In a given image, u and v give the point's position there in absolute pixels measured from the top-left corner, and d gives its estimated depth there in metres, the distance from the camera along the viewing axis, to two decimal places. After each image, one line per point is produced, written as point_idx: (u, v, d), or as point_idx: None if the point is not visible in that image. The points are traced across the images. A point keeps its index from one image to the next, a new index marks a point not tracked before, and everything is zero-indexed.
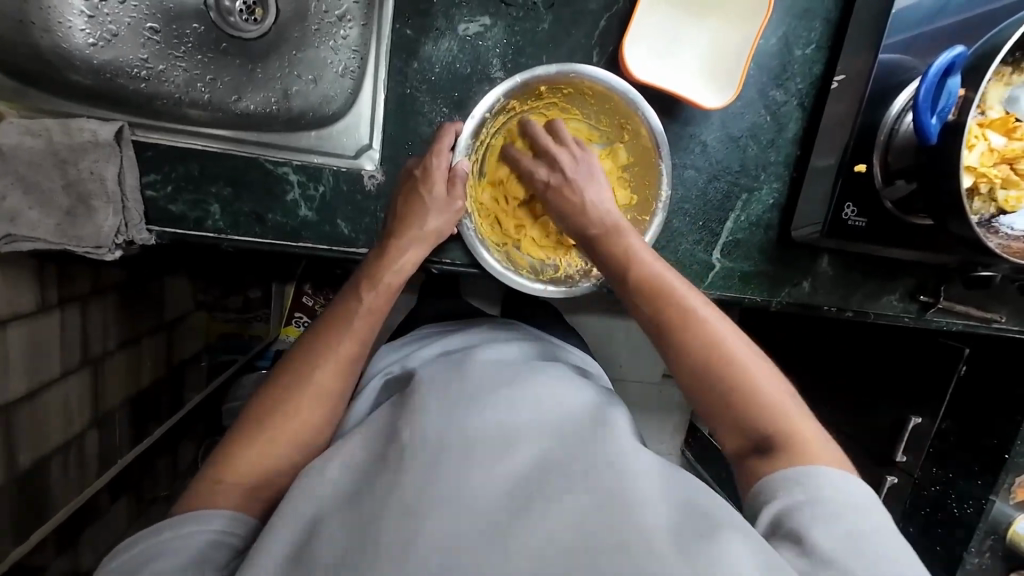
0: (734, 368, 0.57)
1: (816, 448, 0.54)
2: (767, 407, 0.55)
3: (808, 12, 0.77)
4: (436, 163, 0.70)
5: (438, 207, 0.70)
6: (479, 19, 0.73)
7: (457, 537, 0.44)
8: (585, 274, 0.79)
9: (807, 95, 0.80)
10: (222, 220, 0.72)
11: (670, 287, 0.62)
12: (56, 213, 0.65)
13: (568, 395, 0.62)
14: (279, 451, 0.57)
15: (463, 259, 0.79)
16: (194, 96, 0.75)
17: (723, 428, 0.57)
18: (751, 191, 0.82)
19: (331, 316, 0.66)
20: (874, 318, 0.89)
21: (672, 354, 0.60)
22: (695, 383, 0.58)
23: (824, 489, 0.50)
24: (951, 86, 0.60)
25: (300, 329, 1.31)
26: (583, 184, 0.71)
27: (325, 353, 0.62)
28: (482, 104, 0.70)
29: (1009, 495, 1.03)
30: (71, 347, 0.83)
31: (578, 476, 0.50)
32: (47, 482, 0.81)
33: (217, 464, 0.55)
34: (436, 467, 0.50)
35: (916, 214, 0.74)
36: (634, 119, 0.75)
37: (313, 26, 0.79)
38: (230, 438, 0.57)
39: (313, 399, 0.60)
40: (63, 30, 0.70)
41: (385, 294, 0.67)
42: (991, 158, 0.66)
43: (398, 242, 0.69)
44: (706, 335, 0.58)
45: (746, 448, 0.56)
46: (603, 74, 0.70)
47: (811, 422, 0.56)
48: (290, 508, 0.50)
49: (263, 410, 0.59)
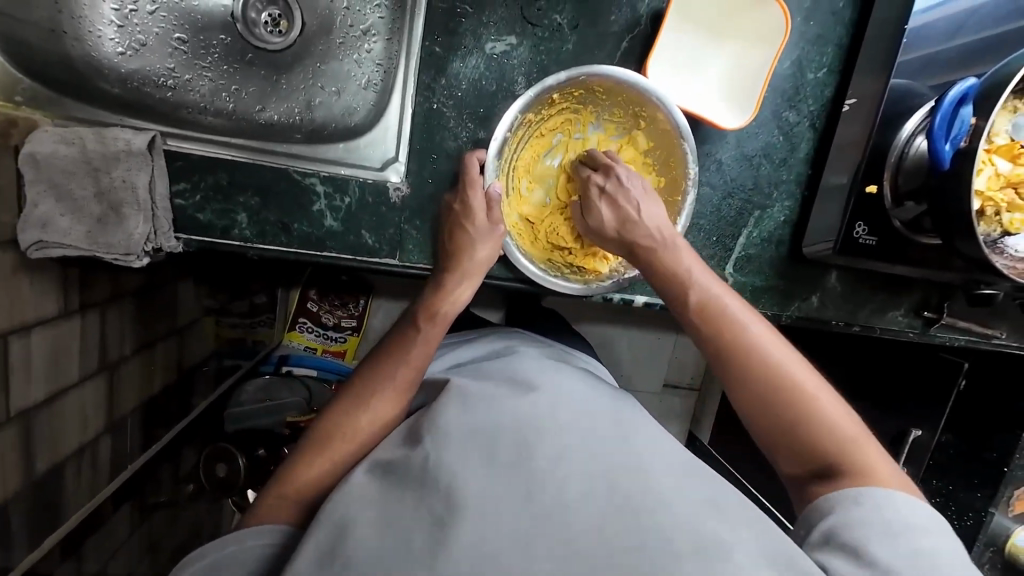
0: (789, 393, 0.58)
1: (880, 471, 0.54)
2: (828, 435, 0.56)
3: (821, 37, 0.80)
4: (473, 197, 0.73)
5: (485, 236, 0.74)
6: (506, 39, 0.75)
7: (483, 538, 0.45)
8: (626, 265, 0.81)
9: (818, 117, 0.82)
10: (248, 229, 0.73)
11: (724, 306, 0.64)
12: (87, 219, 0.66)
13: (592, 398, 0.63)
14: (337, 467, 0.61)
15: (498, 272, 0.81)
16: (219, 105, 0.77)
17: (781, 452, 0.58)
18: (764, 208, 0.84)
19: (392, 345, 0.71)
20: (880, 333, 0.91)
21: (727, 379, 0.62)
22: (749, 405, 0.60)
23: (883, 505, 0.50)
24: (963, 115, 0.64)
25: (307, 336, 1.35)
26: (638, 195, 0.73)
27: (386, 378, 0.67)
28: (502, 124, 0.73)
29: (1008, 508, 1.05)
30: (90, 351, 0.83)
31: (599, 472, 0.51)
32: (61, 487, 0.81)
33: (279, 480, 0.60)
34: (458, 469, 0.51)
35: (926, 233, 0.77)
36: (650, 105, 0.75)
37: (338, 39, 0.80)
38: (294, 457, 0.62)
39: (373, 421, 0.64)
40: (94, 40, 0.71)
41: (441, 325, 0.72)
42: (997, 182, 0.69)
43: (451, 275, 0.73)
44: (757, 362, 0.60)
45: (804, 474, 0.57)
46: (612, 71, 0.71)
47: (879, 453, 0.55)
48: (326, 515, 0.51)
49: (328, 429, 0.63)
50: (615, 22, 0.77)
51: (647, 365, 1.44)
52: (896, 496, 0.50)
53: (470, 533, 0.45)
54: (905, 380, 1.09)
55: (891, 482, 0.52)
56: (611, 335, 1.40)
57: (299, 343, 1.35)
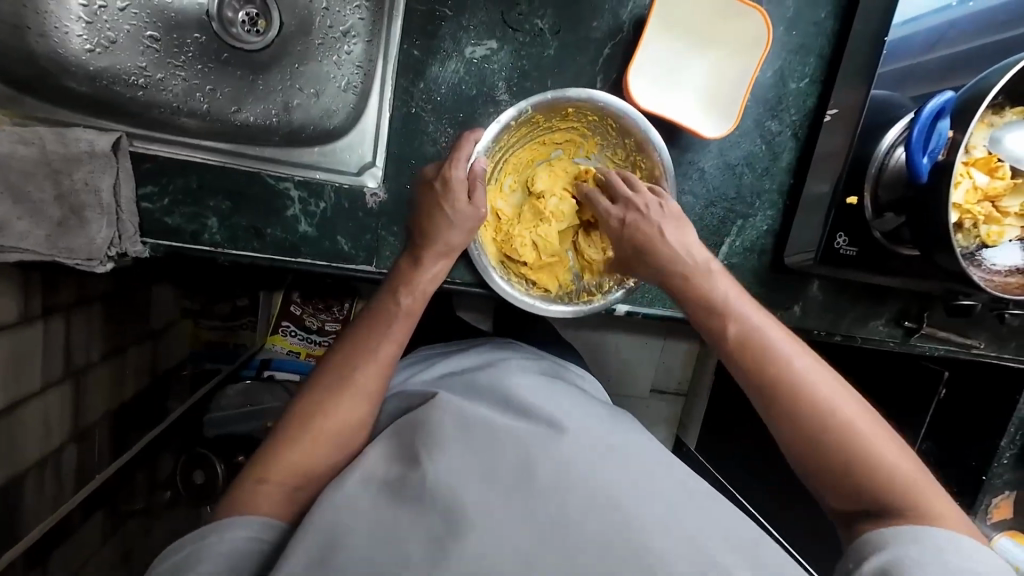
0: (837, 432, 0.56)
1: (936, 509, 0.53)
2: (881, 476, 0.54)
3: (803, 47, 0.80)
4: (456, 175, 0.70)
5: (462, 221, 0.70)
6: (486, 43, 0.74)
7: (484, 560, 0.45)
8: (568, 298, 0.81)
9: (800, 127, 0.82)
10: (219, 234, 0.71)
11: (769, 341, 0.60)
12: (46, 223, 0.63)
13: (588, 415, 0.61)
14: (324, 451, 0.58)
15: (463, 278, 0.79)
16: (192, 106, 0.74)
17: (832, 493, 0.57)
18: (746, 217, 0.84)
19: (369, 320, 0.67)
20: (861, 342, 0.91)
21: (773, 420, 0.59)
22: (800, 450, 0.57)
23: (944, 547, 0.49)
24: (941, 128, 0.64)
25: (289, 339, 1.28)
26: (667, 222, 0.70)
27: (364, 355, 0.64)
28: (508, 112, 0.72)
29: (986, 515, 1.06)
30: (54, 358, 0.80)
31: (601, 495, 0.49)
32: (22, 499, 0.78)
33: (257, 467, 0.56)
34: (454, 484, 0.49)
35: (902, 244, 0.77)
36: (651, 161, 0.77)
37: (317, 40, 0.78)
38: (274, 442, 0.58)
39: (355, 398, 0.61)
40: (60, 36, 0.69)
41: (419, 298, 0.68)
42: (974, 196, 0.70)
43: (424, 254, 0.69)
44: (807, 403, 0.57)
45: (853, 510, 0.56)
46: (632, 111, 0.73)
47: (930, 484, 0.54)
48: (313, 523, 0.49)
49: (307, 410, 0.60)
50: (597, 28, 0.76)
51: (633, 371, 1.44)
52: (963, 542, 0.49)
53: (467, 555, 0.45)
54: (887, 388, 1.09)
55: (946, 519, 0.52)
56: (597, 341, 1.39)
57: (281, 347, 1.29)
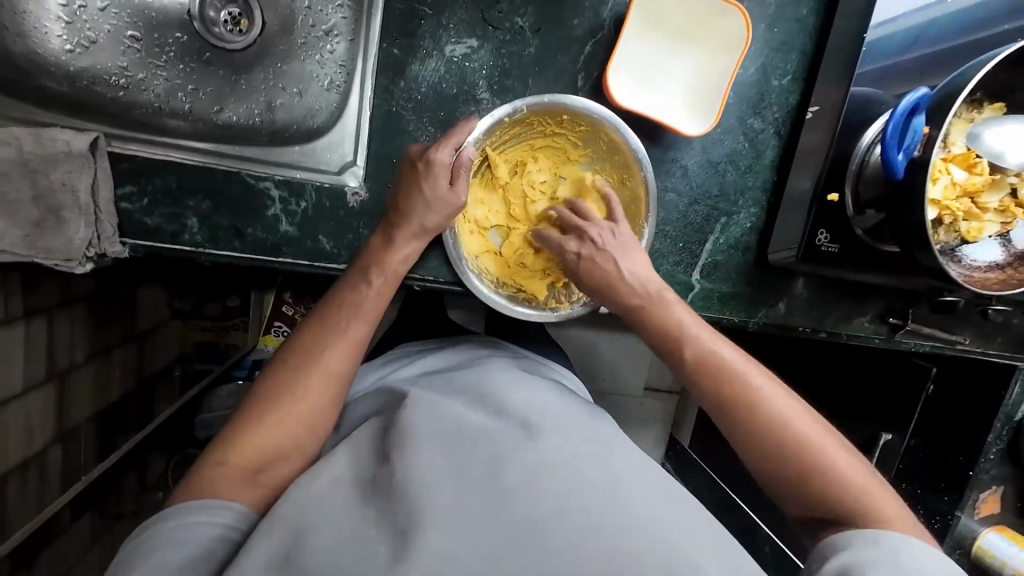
0: (802, 446, 0.59)
1: (891, 517, 0.56)
2: (835, 483, 0.58)
3: (785, 44, 0.80)
4: (438, 157, 0.69)
5: (439, 204, 0.70)
6: (466, 41, 0.74)
7: (450, 553, 0.44)
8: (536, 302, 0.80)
9: (783, 124, 0.82)
10: (199, 234, 0.71)
11: (724, 362, 0.64)
12: (23, 224, 0.63)
13: (555, 410, 0.62)
14: (286, 431, 0.58)
15: (444, 276, 0.78)
16: (174, 106, 0.74)
17: (786, 498, 0.60)
18: (730, 215, 0.84)
19: (338, 299, 0.66)
20: (846, 339, 0.92)
21: (733, 428, 0.63)
22: (758, 458, 0.61)
23: (900, 550, 0.51)
24: (916, 124, 0.65)
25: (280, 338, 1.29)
26: (615, 253, 0.71)
27: (335, 337, 0.64)
28: (502, 108, 0.72)
29: (973, 511, 1.06)
30: (36, 359, 0.80)
31: (574, 488, 0.50)
32: (5, 501, 0.77)
33: (220, 448, 0.56)
34: (429, 482, 0.49)
35: (884, 241, 0.77)
36: (636, 178, 0.78)
37: (300, 39, 0.78)
38: (238, 422, 0.58)
39: (321, 378, 0.61)
40: (39, 36, 0.69)
41: (391, 280, 0.67)
42: (954, 192, 0.70)
43: (397, 234, 0.68)
44: (764, 417, 0.61)
45: (811, 518, 0.59)
46: (622, 127, 0.74)
47: (885, 494, 0.58)
48: (281, 516, 0.49)
49: (273, 391, 0.60)
50: (578, 26, 0.76)
51: (624, 370, 1.44)
52: (919, 547, 0.52)
53: (436, 549, 0.44)
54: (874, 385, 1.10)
55: (899, 524, 0.55)
56: (589, 340, 1.39)
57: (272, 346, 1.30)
